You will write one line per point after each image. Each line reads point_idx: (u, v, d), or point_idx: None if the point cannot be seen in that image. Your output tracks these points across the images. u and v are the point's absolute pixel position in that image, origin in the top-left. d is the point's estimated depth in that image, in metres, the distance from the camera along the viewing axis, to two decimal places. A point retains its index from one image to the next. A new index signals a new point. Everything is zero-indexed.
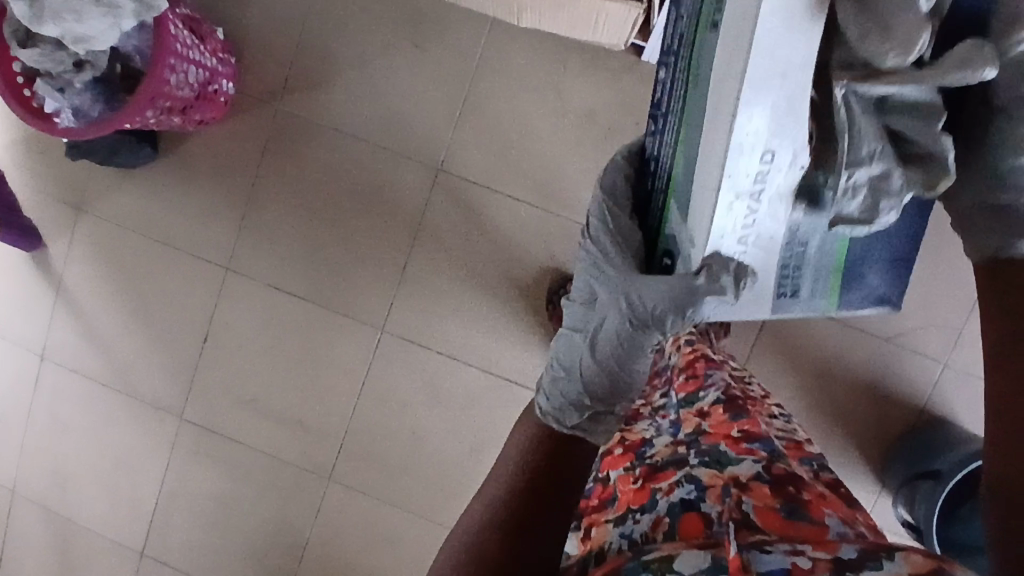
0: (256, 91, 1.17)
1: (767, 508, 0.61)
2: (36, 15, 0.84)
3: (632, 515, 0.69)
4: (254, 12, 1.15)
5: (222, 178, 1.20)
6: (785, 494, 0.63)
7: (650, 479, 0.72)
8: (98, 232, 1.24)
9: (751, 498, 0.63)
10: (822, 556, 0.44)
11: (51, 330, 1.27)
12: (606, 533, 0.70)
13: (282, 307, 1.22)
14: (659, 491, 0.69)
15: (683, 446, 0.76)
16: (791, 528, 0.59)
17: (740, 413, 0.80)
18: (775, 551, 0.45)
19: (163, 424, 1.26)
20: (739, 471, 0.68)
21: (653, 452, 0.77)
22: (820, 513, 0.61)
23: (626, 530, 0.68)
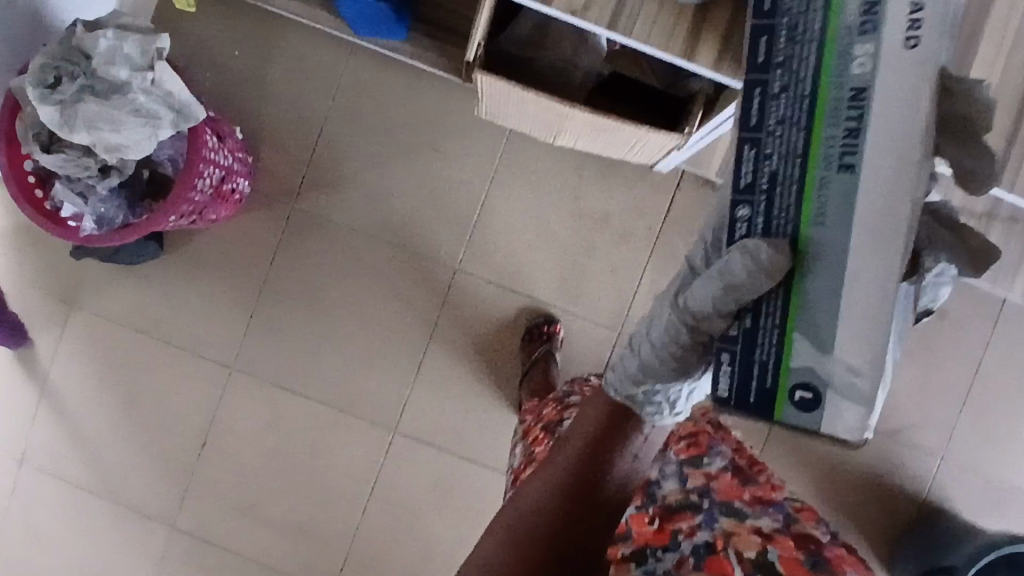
0: (271, 189, 1.16)
1: (790, 559, 0.54)
2: (70, 122, 0.80)
3: (652, 554, 0.57)
4: (272, 112, 1.16)
5: (231, 275, 1.17)
6: (808, 548, 0.56)
7: (668, 520, 0.60)
8: (91, 329, 1.18)
9: (775, 546, 0.55)
10: None
11: (32, 433, 1.18)
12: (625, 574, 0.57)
13: (289, 408, 1.18)
14: (682, 533, 0.58)
15: (696, 493, 0.61)
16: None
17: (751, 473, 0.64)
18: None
19: (152, 533, 1.19)
20: (761, 523, 0.58)
21: (664, 493, 0.63)
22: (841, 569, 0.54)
23: (649, 569, 0.57)
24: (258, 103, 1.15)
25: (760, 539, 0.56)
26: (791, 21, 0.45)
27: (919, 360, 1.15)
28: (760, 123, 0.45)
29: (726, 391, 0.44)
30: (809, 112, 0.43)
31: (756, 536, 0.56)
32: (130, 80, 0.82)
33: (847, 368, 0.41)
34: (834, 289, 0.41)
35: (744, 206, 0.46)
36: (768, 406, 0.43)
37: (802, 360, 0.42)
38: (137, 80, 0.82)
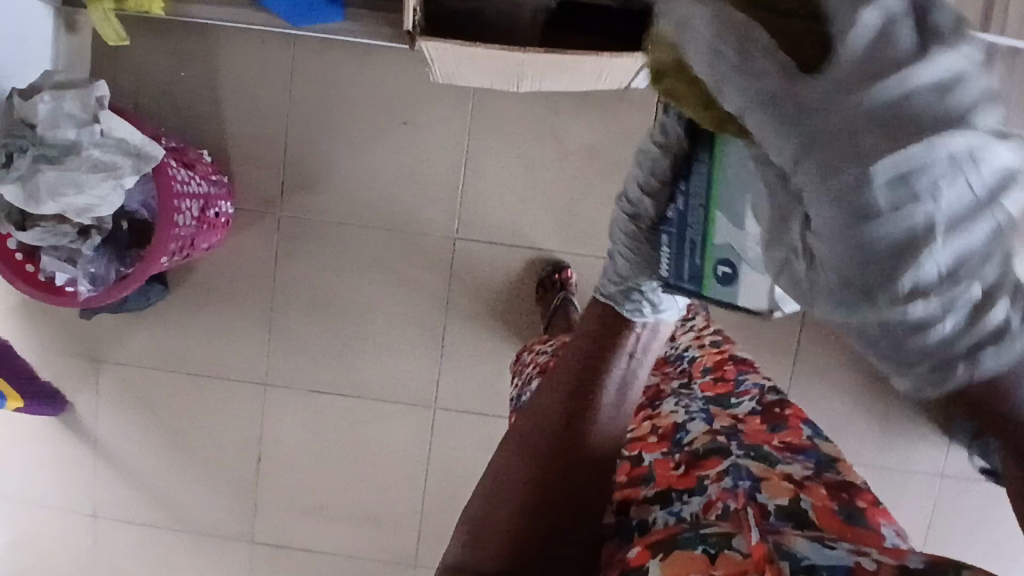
0: (255, 203, 1.15)
1: (825, 507, 0.42)
2: (34, 194, 0.79)
3: (676, 497, 0.46)
4: (234, 126, 1.13)
5: (239, 296, 1.18)
6: (843, 498, 0.44)
7: (693, 464, 0.49)
8: (122, 379, 1.20)
9: (807, 494, 0.44)
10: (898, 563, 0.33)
11: (96, 488, 1.22)
12: (646, 515, 0.47)
13: (329, 408, 1.20)
14: (707, 477, 0.47)
15: (722, 435, 0.52)
16: (850, 531, 0.40)
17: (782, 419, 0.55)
18: (837, 549, 0.35)
19: (235, 553, 1.24)
20: (791, 469, 0.47)
21: (688, 436, 0.53)
22: (879, 522, 0.42)
23: (672, 513, 0.45)
24: (217, 119, 1.13)
25: (792, 484, 0.45)
26: None
27: None
28: None
29: (667, 271, 0.43)
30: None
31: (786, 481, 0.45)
32: (80, 137, 0.81)
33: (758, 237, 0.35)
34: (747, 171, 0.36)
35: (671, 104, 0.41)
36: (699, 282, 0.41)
37: (724, 236, 0.37)
38: (86, 136, 0.81)
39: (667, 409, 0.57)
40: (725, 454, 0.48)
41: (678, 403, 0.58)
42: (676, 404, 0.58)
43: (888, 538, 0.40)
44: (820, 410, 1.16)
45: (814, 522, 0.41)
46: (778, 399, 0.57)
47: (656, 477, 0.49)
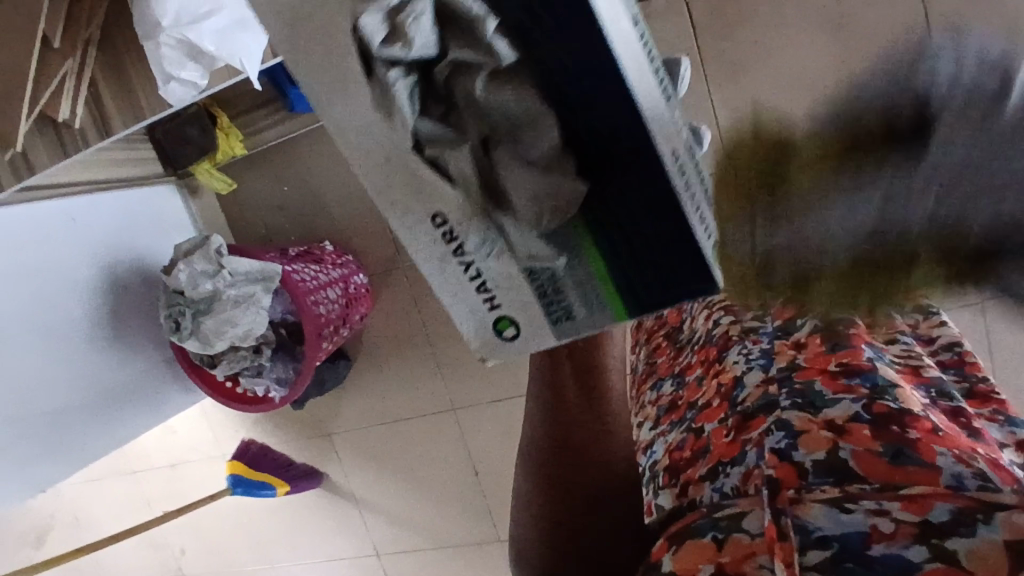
0: (382, 268, 1.29)
1: (868, 454, 0.44)
2: (209, 340, 1.00)
3: (720, 470, 0.49)
4: (338, 213, 1.28)
5: (404, 346, 1.33)
6: (890, 434, 0.45)
7: (741, 428, 0.51)
8: (351, 444, 1.42)
9: (848, 440, 0.46)
10: (906, 518, 0.39)
11: (371, 532, 1.46)
12: (698, 496, 0.50)
13: (512, 411, 1.30)
14: (751, 442, 0.49)
15: (775, 387, 0.53)
16: (899, 474, 0.42)
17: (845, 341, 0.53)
18: (855, 511, 0.40)
19: (493, 552, 1.39)
20: (836, 413, 0.48)
21: (743, 397, 0.54)
22: (933, 454, 0.44)
23: (717, 488, 0.49)
24: (323, 213, 1.29)
25: (832, 433, 0.46)
26: None
27: None
28: None
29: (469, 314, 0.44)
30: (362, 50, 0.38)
31: (828, 430, 0.47)
32: (216, 285, 1.00)
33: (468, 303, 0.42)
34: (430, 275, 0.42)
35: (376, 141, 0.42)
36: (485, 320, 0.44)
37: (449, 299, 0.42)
38: (220, 282, 0.99)
39: (730, 363, 0.58)
40: (773, 412, 0.50)
41: (742, 352, 0.58)
42: (740, 356, 0.58)
43: (943, 474, 0.42)
44: None
45: (859, 474, 0.43)
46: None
47: (711, 449, 0.52)
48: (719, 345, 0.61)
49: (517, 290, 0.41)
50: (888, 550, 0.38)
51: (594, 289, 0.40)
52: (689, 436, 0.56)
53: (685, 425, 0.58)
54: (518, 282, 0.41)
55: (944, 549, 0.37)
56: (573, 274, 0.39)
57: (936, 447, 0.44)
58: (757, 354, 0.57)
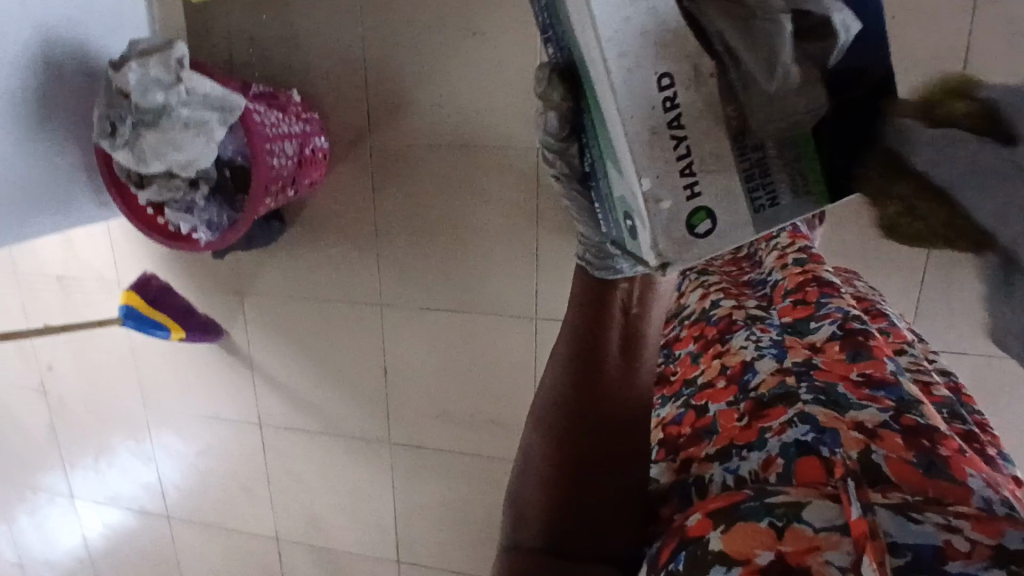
0: (347, 139, 1.20)
1: (898, 458, 0.43)
2: (142, 157, 0.90)
3: (735, 452, 0.50)
4: (317, 66, 1.17)
5: (347, 229, 1.25)
6: (923, 445, 0.45)
7: (756, 415, 0.52)
8: (262, 310, 1.35)
9: (879, 444, 0.45)
10: (980, 538, 0.35)
11: (258, 402, 1.41)
12: (705, 472, 0.51)
13: (439, 324, 1.27)
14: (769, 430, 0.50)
15: (792, 377, 0.54)
16: (930, 485, 0.42)
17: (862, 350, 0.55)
18: (924, 522, 0.36)
19: (377, 453, 1.38)
20: (865, 416, 0.48)
21: (756, 383, 0.56)
22: (965, 473, 0.43)
23: (730, 470, 0.49)
24: (299, 60, 1.17)
25: (862, 435, 0.45)
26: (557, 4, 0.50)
27: None
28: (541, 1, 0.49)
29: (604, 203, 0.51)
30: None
31: (857, 432, 0.46)
32: (167, 100, 0.88)
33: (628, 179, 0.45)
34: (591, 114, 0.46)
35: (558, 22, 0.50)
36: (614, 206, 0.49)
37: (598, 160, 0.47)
38: (173, 97, 0.88)
39: (738, 348, 0.62)
40: (792, 403, 0.51)
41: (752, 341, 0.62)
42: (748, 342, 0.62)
43: (974, 493, 0.41)
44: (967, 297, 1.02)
45: (888, 476, 0.42)
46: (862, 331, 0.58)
47: (719, 431, 0.54)
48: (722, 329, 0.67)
49: None
50: (965, 570, 0.33)
51: None
52: (688, 412, 0.59)
53: (682, 400, 0.62)
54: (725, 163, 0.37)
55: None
56: None
57: (966, 467, 0.44)
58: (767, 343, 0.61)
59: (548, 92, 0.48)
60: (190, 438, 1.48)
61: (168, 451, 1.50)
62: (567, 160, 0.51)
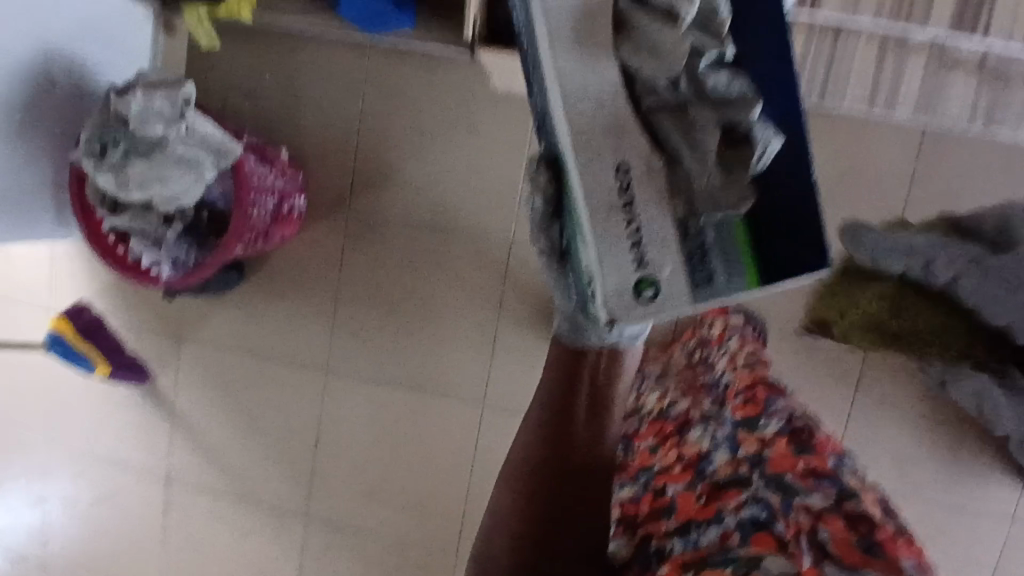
0: (326, 202, 1.22)
1: (843, 540, 0.46)
2: (126, 185, 0.88)
3: (693, 527, 0.51)
4: (311, 129, 1.20)
5: (308, 289, 1.25)
6: (862, 529, 0.47)
7: (714, 496, 0.54)
8: (199, 358, 1.29)
9: (825, 526, 0.47)
10: None
11: (172, 456, 1.32)
12: (664, 547, 0.53)
13: (383, 398, 1.25)
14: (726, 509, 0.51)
15: (745, 467, 0.56)
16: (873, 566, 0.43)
17: (807, 445, 0.57)
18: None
19: (291, 527, 1.31)
20: (812, 501, 0.50)
21: (712, 470, 0.58)
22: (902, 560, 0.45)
23: (687, 542, 0.51)
24: (295, 121, 1.20)
25: (810, 518, 0.48)
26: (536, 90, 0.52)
27: None
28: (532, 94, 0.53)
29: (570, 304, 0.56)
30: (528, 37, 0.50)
31: (807, 515, 0.49)
32: (167, 133, 0.88)
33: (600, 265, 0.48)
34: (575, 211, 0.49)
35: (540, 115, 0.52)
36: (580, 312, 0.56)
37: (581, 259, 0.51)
38: (173, 132, 0.88)
39: (693, 440, 0.63)
40: (746, 486, 0.53)
41: (707, 433, 0.63)
42: (704, 435, 0.63)
43: None
44: (890, 443, 1.09)
45: (833, 552, 0.45)
46: (805, 428, 0.61)
47: (678, 510, 0.55)
48: (678, 423, 0.68)
49: (669, 245, 0.47)
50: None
51: (733, 258, 0.47)
52: (646, 494, 0.61)
53: (639, 484, 0.63)
54: (672, 246, 0.47)
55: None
56: (716, 236, 0.47)
57: (902, 553, 0.46)
58: (722, 437, 0.62)
59: (538, 178, 0.52)
60: (86, 486, 1.36)
61: (56, 497, 1.37)
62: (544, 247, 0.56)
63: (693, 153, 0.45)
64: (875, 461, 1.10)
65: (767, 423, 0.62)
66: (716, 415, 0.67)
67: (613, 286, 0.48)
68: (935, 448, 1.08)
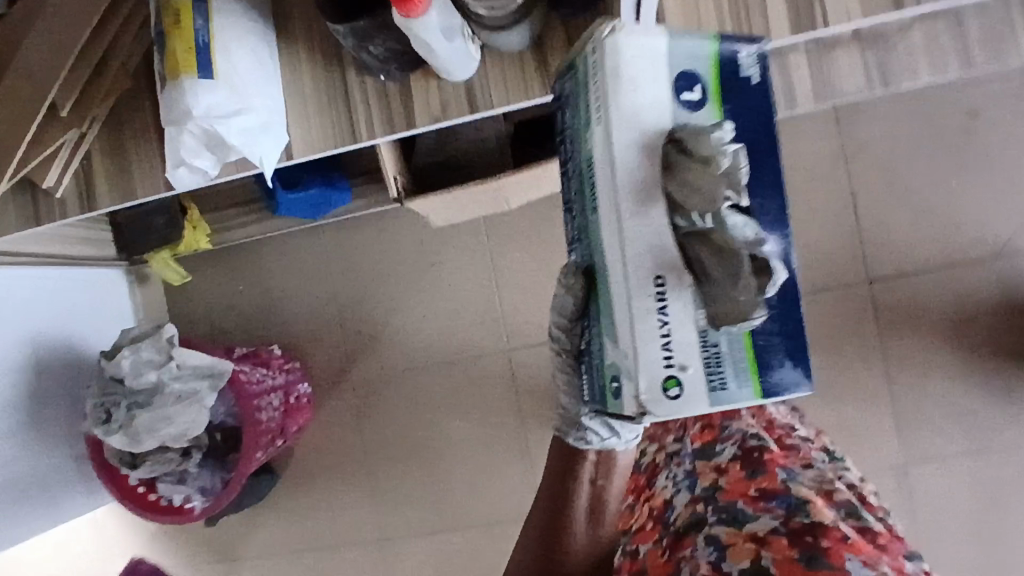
0: (328, 378, 1.26)
1: (785, 561, 0.54)
2: (137, 437, 0.92)
3: None
4: (293, 318, 1.26)
5: (338, 465, 1.26)
6: (805, 541, 0.55)
7: (674, 547, 0.62)
8: (259, 571, 1.29)
9: (767, 549, 0.56)
10: None
11: None
12: None
13: (444, 545, 1.24)
14: (684, 558, 0.60)
15: (701, 504, 0.65)
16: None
17: (758, 467, 0.65)
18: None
19: None
20: (757, 527, 0.58)
21: (674, 518, 0.66)
22: (841, 558, 0.53)
23: None
24: (277, 316, 1.26)
25: (753, 545, 0.57)
26: (574, 166, 0.54)
27: (974, 173, 1.06)
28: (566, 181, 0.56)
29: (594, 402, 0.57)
30: (573, 134, 0.53)
31: (750, 543, 0.57)
32: (160, 377, 0.94)
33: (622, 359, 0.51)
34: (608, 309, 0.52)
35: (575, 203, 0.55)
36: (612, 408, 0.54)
37: (610, 357, 0.52)
38: (165, 374, 0.93)
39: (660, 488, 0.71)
40: (701, 528, 0.61)
41: (670, 478, 0.71)
42: (669, 481, 0.71)
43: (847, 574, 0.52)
44: (940, 405, 1.07)
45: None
46: (757, 448, 0.68)
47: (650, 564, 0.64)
48: (649, 474, 0.75)
49: (690, 355, 0.49)
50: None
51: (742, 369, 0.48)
52: (630, 554, 0.68)
53: (625, 544, 0.71)
54: (693, 350, 0.49)
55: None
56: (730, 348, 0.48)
57: (845, 554, 0.53)
58: (682, 478, 0.70)
59: (571, 283, 0.56)
60: None
61: None
62: (572, 339, 0.60)
63: (724, 267, 0.47)
64: (933, 427, 1.08)
65: (722, 450, 0.69)
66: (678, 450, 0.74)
67: (642, 380, 0.49)
68: (984, 394, 1.06)
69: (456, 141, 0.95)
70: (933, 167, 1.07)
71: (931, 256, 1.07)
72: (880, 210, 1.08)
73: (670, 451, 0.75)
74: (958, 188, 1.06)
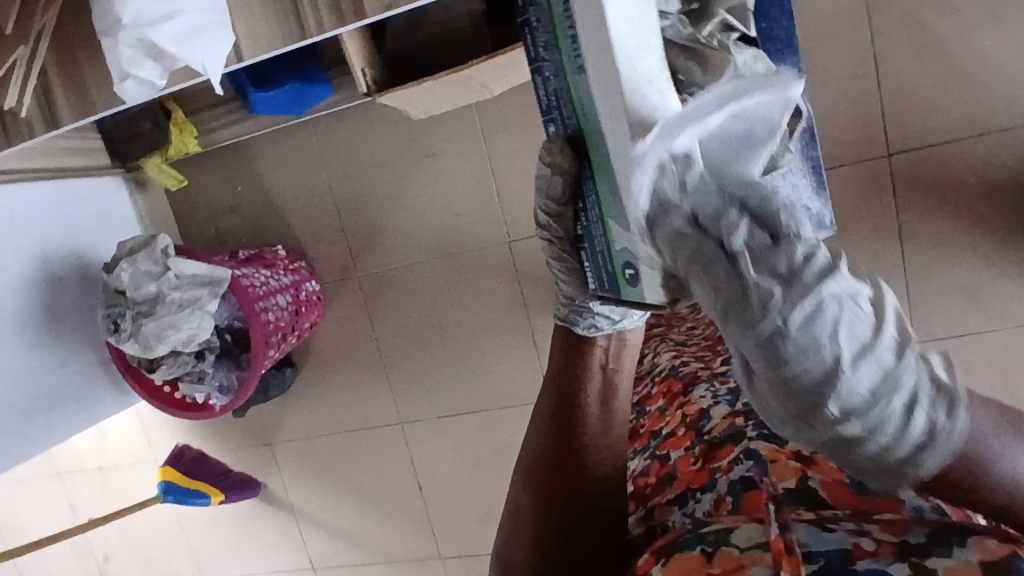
0: (336, 276, 1.27)
1: (836, 483, 0.46)
2: (147, 344, 0.96)
3: (691, 496, 0.52)
4: (296, 217, 1.26)
5: (354, 357, 1.31)
6: None
7: (708, 457, 0.54)
8: (292, 454, 1.38)
9: (816, 471, 0.47)
10: (886, 537, 0.39)
11: (308, 544, 1.43)
12: (667, 517, 0.53)
13: (459, 427, 1.30)
14: (719, 470, 0.52)
15: (742, 417, 0.56)
16: (867, 504, 0.44)
17: None
18: (837, 531, 0.40)
19: (431, 568, 1.39)
20: None
21: (709, 427, 0.58)
22: None
23: (687, 513, 0.51)
24: (279, 217, 1.26)
25: (800, 463, 0.48)
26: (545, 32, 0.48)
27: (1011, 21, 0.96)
28: (536, 55, 0.50)
29: (594, 282, 0.57)
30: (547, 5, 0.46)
31: (796, 461, 0.48)
32: (160, 287, 0.96)
33: (639, 243, 0.45)
34: (613, 185, 0.46)
35: (553, 80, 0.49)
36: (613, 286, 0.53)
37: (620, 241, 0.49)
38: (164, 284, 0.96)
39: (697, 397, 0.63)
40: (741, 441, 0.53)
41: (710, 390, 0.63)
42: (707, 392, 0.63)
43: (905, 504, 0.42)
44: (953, 277, 1.04)
45: (825, 501, 0.45)
46: None
47: (679, 475, 0.56)
48: (686, 382, 0.68)
49: None
50: (872, 566, 0.37)
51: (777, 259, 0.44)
52: (655, 462, 0.61)
53: (650, 451, 0.63)
54: None
55: (925, 567, 0.36)
56: None
57: None
58: (723, 392, 0.62)
59: (556, 159, 0.52)
60: None
61: None
62: (562, 225, 0.57)
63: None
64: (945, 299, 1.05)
65: None
66: (726, 369, 0.67)
67: (663, 268, 0.44)
68: (1002, 265, 1.02)
69: (425, 26, 0.89)
70: (962, 18, 0.96)
71: (953, 119, 1.00)
72: (899, 68, 1.00)
73: (716, 370, 0.68)
74: (991, 40, 0.96)
